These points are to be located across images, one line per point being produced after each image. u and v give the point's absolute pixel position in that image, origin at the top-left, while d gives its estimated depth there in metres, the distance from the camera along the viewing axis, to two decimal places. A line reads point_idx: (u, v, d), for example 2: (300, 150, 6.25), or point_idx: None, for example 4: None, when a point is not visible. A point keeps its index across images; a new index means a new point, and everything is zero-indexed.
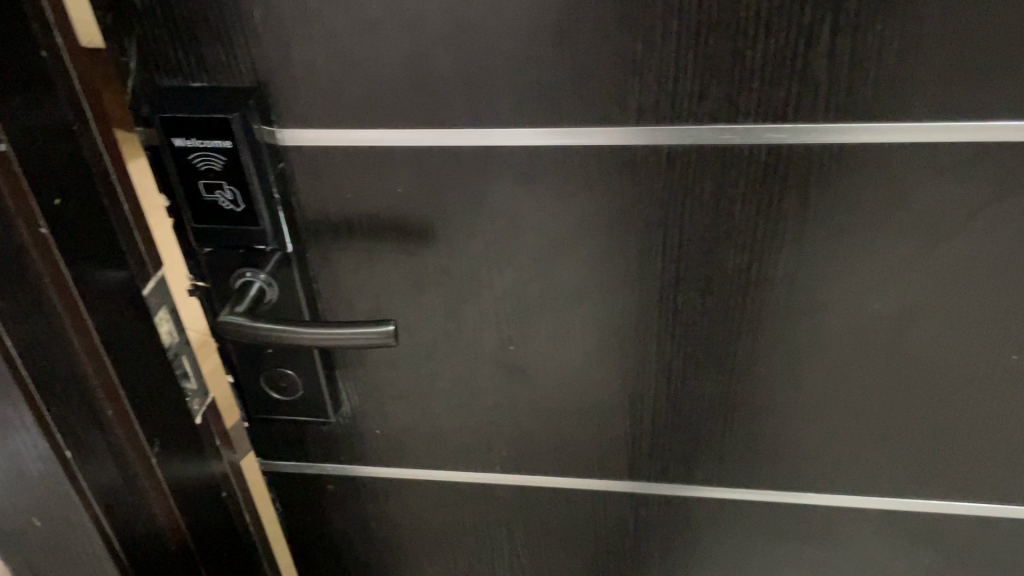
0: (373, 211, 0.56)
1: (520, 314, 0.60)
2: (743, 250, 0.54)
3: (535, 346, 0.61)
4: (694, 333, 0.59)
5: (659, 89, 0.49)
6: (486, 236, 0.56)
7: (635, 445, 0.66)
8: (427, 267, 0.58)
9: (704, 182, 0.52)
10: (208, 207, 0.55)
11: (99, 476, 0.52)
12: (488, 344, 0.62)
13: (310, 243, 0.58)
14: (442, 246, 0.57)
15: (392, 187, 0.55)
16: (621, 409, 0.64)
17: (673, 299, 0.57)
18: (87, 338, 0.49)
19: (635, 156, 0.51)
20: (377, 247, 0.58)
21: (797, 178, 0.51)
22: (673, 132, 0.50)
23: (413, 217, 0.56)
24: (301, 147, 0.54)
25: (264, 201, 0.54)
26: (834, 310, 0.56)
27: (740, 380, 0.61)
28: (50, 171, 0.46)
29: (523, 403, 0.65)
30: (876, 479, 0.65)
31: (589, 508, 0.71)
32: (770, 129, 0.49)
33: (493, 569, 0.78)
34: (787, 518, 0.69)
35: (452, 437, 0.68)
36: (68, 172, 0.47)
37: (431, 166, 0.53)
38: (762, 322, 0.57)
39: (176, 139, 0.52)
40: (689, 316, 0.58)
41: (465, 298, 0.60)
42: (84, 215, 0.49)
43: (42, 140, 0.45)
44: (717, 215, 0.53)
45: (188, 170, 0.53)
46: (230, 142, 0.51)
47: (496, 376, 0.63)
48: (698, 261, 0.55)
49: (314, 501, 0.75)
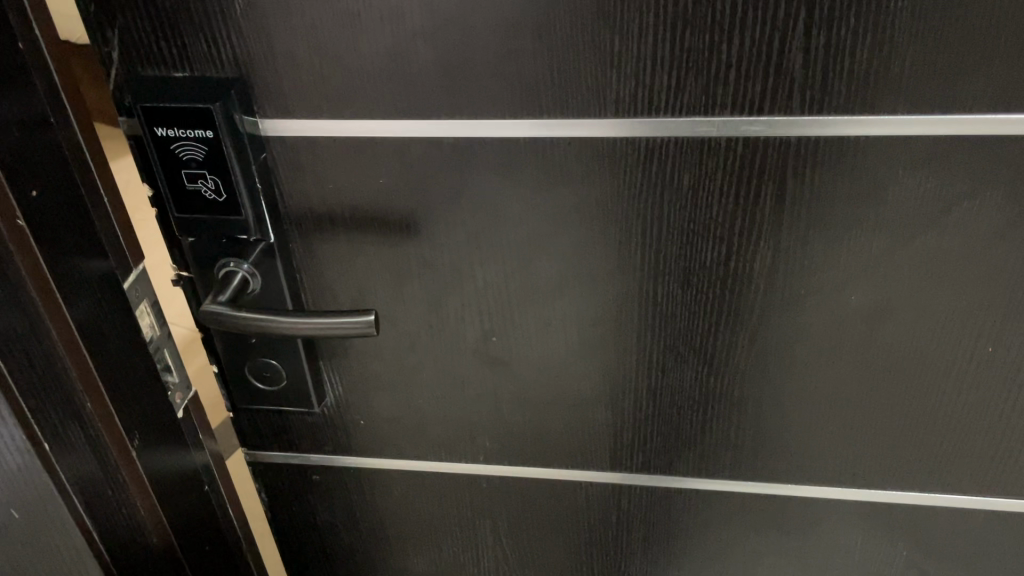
0: (355, 202, 0.56)
1: (502, 306, 0.60)
2: (722, 242, 0.54)
3: (517, 338, 0.62)
4: (674, 325, 0.59)
5: (637, 82, 0.49)
6: (468, 228, 0.56)
7: (617, 436, 0.66)
8: (409, 258, 0.59)
9: (682, 175, 0.52)
10: (190, 197, 0.55)
11: (77, 469, 0.53)
12: (470, 335, 0.62)
13: (292, 234, 0.59)
14: (423, 237, 0.57)
15: (373, 179, 0.55)
16: (604, 401, 0.64)
17: (653, 291, 0.57)
18: (66, 330, 0.50)
19: (614, 148, 0.51)
20: (359, 239, 0.58)
21: (775, 171, 0.51)
22: (650, 125, 0.50)
23: (394, 208, 0.56)
24: (282, 138, 0.54)
25: (246, 191, 0.54)
26: (812, 302, 0.56)
27: (720, 372, 0.61)
28: (27, 163, 0.46)
29: (505, 395, 0.65)
30: (857, 472, 0.65)
31: (573, 499, 0.71)
32: (747, 122, 0.49)
33: (478, 560, 0.78)
34: (768, 510, 0.69)
35: (436, 428, 0.68)
36: (46, 164, 0.47)
37: (412, 157, 0.54)
38: (742, 314, 0.58)
39: (157, 128, 0.52)
40: (668, 308, 0.58)
41: (447, 289, 0.60)
42: (62, 208, 0.49)
43: (19, 132, 0.45)
44: (696, 207, 0.53)
45: (170, 160, 0.53)
46: (211, 131, 0.51)
47: (479, 367, 0.64)
48: (678, 253, 0.55)
49: (300, 492, 0.75)
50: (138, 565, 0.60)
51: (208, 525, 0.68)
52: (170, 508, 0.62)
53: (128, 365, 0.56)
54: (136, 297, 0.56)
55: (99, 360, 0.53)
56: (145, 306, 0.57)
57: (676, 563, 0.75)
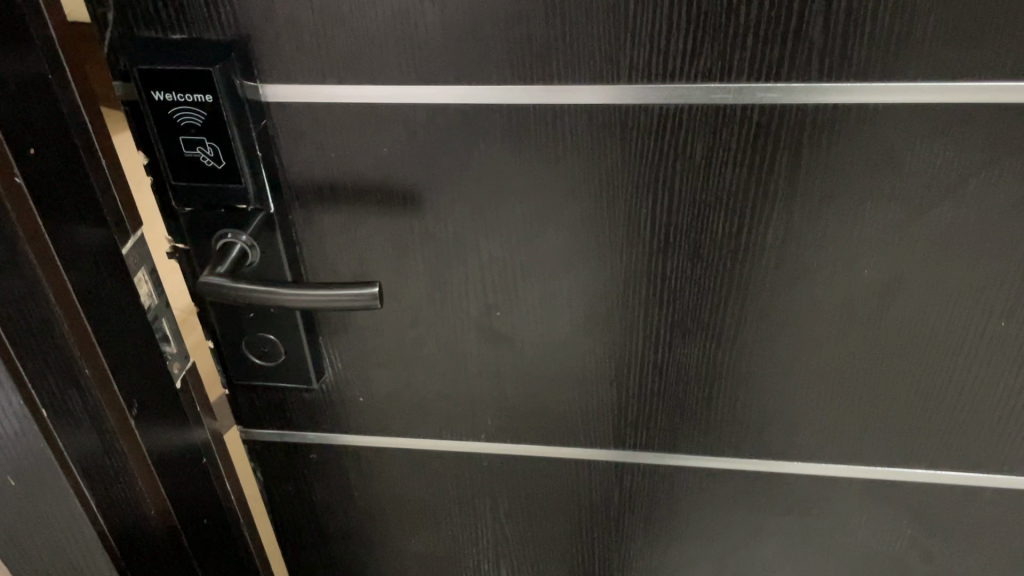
0: (357, 172, 0.55)
1: (506, 280, 0.59)
2: (733, 215, 0.54)
3: (522, 313, 0.61)
4: (682, 300, 0.58)
5: (651, 46, 0.48)
6: (473, 199, 0.55)
7: (620, 414, 0.65)
8: (412, 231, 0.57)
9: (695, 144, 0.51)
10: (188, 164, 0.53)
11: (78, 442, 0.52)
12: (474, 311, 0.61)
13: (292, 206, 0.57)
14: (428, 209, 0.56)
15: (377, 147, 0.54)
16: (608, 378, 0.63)
17: (661, 265, 0.56)
18: (64, 295, 0.48)
19: (626, 116, 0.50)
20: (361, 211, 0.57)
21: (789, 140, 0.50)
22: (664, 91, 0.49)
23: (398, 178, 0.55)
24: (283, 105, 0.52)
25: (245, 158, 0.53)
26: (823, 277, 0.56)
27: (728, 347, 0.60)
28: (25, 124, 0.44)
29: (508, 372, 0.64)
30: (863, 449, 0.65)
31: (574, 478, 0.70)
32: (762, 89, 0.48)
33: (477, 540, 0.77)
34: (772, 488, 0.69)
35: (436, 406, 0.67)
36: (45, 125, 0.46)
37: (418, 125, 0.52)
38: (751, 289, 0.57)
39: (155, 93, 0.50)
40: (677, 283, 0.57)
41: (450, 263, 0.59)
42: (62, 172, 0.48)
43: (16, 92, 0.44)
44: (707, 177, 0.52)
45: (168, 126, 0.52)
46: (211, 95, 0.50)
47: (482, 343, 0.63)
48: (688, 225, 0.54)
49: (297, 471, 0.74)
50: (138, 540, 0.59)
51: (206, 502, 0.67)
52: (169, 481, 0.61)
53: (127, 336, 0.55)
54: (135, 265, 0.55)
55: (98, 329, 0.51)
56: (144, 274, 0.56)
57: (677, 542, 0.74)
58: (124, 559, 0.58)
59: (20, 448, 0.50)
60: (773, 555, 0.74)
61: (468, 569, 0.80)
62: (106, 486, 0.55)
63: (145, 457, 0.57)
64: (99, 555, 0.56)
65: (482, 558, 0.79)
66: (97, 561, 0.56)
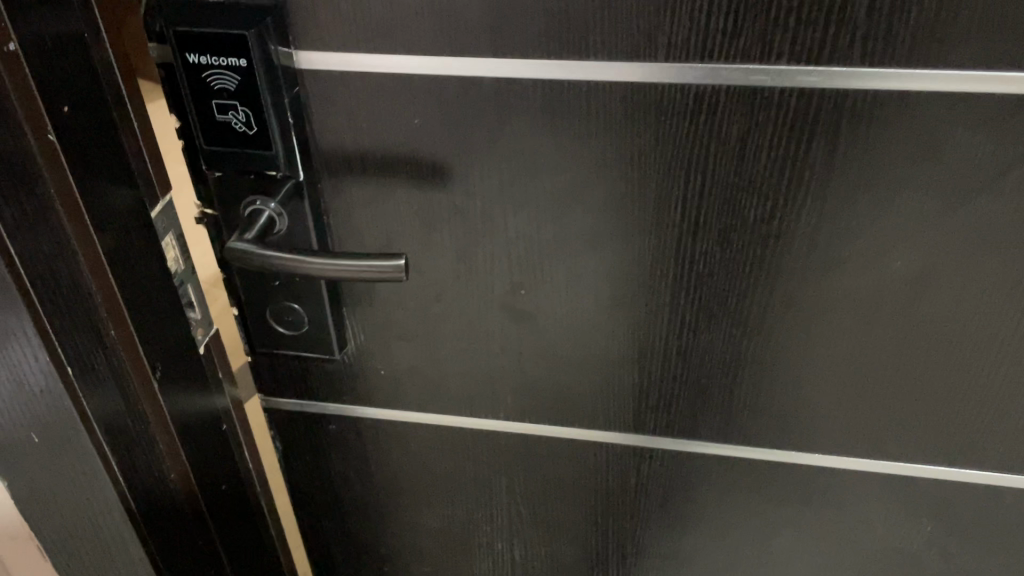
0: (388, 144, 0.55)
1: (533, 258, 0.59)
2: (765, 200, 0.53)
3: (547, 292, 0.60)
4: (709, 285, 0.58)
5: (691, 22, 0.47)
6: (502, 174, 0.55)
7: (641, 398, 0.65)
8: (441, 204, 0.57)
9: (731, 125, 0.50)
10: (220, 129, 0.53)
11: (100, 403, 0.52)
12: (499, 288, 0.61)
13: (322, 175, 0.57)
14: (456, 183, 0.56)
15: (409, 119, 0.53)
16: (631, 361, 0.63)
17: (691, 248, 0.56)
18: (92, 255, 0.49)
19: (662, 95, 0.50)
20: (390, 183, 0.56)
21: (827, 124, 0.49)
22: (702, 70, 0.48)
23: (429, 151, 0.55)
24: (316, 73, 0.52)
25: (277, 125, 0.53)
26: (854, 267, 0.55)
27: (753, 334, 0.60)
28: (58, 81, 0.44)
29: (530, 350, 0.64)
30: (886, 443, 0.64)
31: (592, 460, 0.70)
32: (803, 72, 0.48)
33: (492, 518, 0.77)
34: (791, 480, 0.68)
35: (456, 382, 0.67)
36: (78, 82, 0.46)
37: (450, 98, 0.52)
38: (780, 276, 0.56)
39: (190, 55, 0.50)
40: (705, 267, 0.57)
41: (477, 238, 0.58)
42: (94, 129, 0.48)
43: (50, 49, 0.44)
44: (741, 160, 0.52)
45: (201, 89, 0.52)
46: (245, 60, 0.50)
47: (505, 320, 0.62)
48: (719, 208, 0.54)
49: (316, 441, 0.74)
50: (157, 504, 0.59)
51: (225, 468, 0.68)
52: (188, 447, 0.61)
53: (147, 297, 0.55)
54: (163, 230, 0.56)
55: (125, 289, 0.52)
56: (170, 240, 0.57)
57: (692, 530, 0.74)
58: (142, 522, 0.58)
59: (46, 404, 0.50)
60: (789, 547, 0.74)
61: (481, 547, 0.80)
62: (127, 448, 0.55)
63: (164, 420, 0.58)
64: (119, 516, 0.56)
65: (497, 536, 0.79)
66: (116, 523, 0.57)
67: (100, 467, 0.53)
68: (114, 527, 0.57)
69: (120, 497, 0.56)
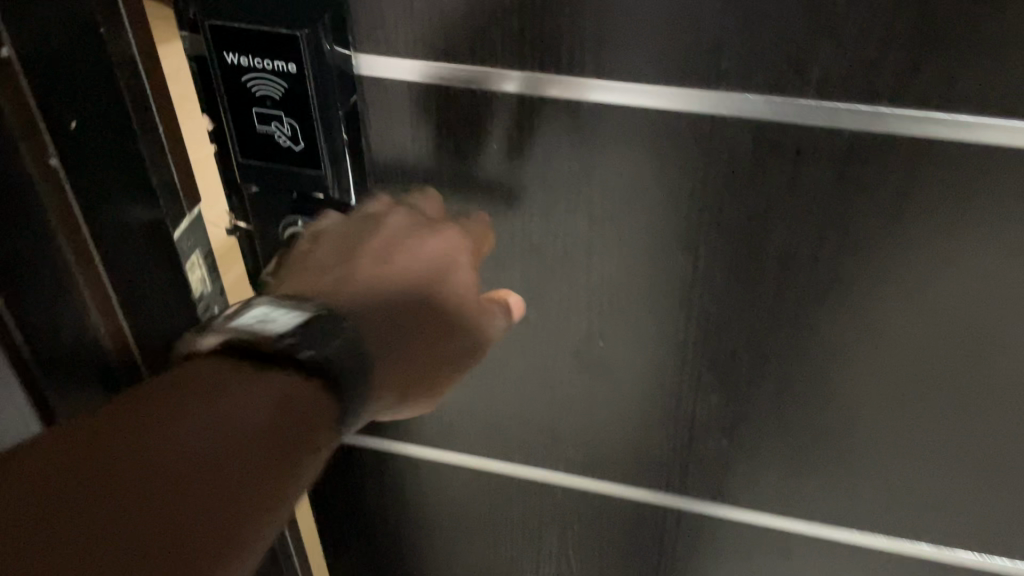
0: (459, 167, 0.46)
1: (616, 307, 0.50)
2: (911, 267, 0.44)
3: (628, 345, 0.52)
4: (824, 353, 0.49)
5: (852, 55, 0.37)
6: (591, 211, 0.46)
7: (724, 465, 0.56)
8: (514, 237, 0.48)
9: (882, 178, 0.41)
10: (260, 141, 0.45)
11: (327, 347, 0.38)
12: (572, 335, 0.52)
13: (377, 195, 0.49)
14: (535, 216, 0.47)
15: (487, 141, 0.44)
16: (717, 426, 0.54)
17: (808, 311, 0.47)
18: (98, 289, 0.44)
19: (801, 138, 0.40)
20: (457, 209, 0.48)
21: (1007, 187, 0.40)
22: (859, 114, 0.39)
23: (506, 179, 0.46)
24: (379, 81, 0.44)
25: (328, 142, 0.44)
26: (1008, 350, 0.46)
27: (868, 411, 0.51)
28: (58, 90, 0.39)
29: (600, 405, 0.55)
30: (1009, 544, 0.55)
31: (658, 525, 0.62)
32: (988, 124, 0.38)
33: (536, 567, 0.70)
34: (887, 567, 0.59)
35: (511, 428, 0.59)
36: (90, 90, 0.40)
37: (539, 122, 0.43)
38: (913, 351, 0.47)
39: (229, 54, 0.42)
40: (822, 333, 0.48)
41: (552, 279, 0.50)
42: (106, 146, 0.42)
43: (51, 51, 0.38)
44: (888, 219, 0.42)
45: (239, 94, 0.43)
46: (295, 65, 0.41)
47: (575, 370, 0.54)
48: (851, 270, 0.45)
49: (347, 474, 0.67)
50: None
51: None
52: (364, 336, 0.40)
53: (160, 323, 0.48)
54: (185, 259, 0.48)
55: None
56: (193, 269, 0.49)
57: None
58: (277, 365, 0.37)
59: (288, 304, 0.39)
60: None
61: None
62: (320, 367, 0.37)
63: (326, 391, 0.38)
64: (301, 352, 0.37)
65: None
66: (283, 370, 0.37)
67: (262, 307, 0.39)
68: (296, 363, 0.37)
69: (273, 338, 0.37)
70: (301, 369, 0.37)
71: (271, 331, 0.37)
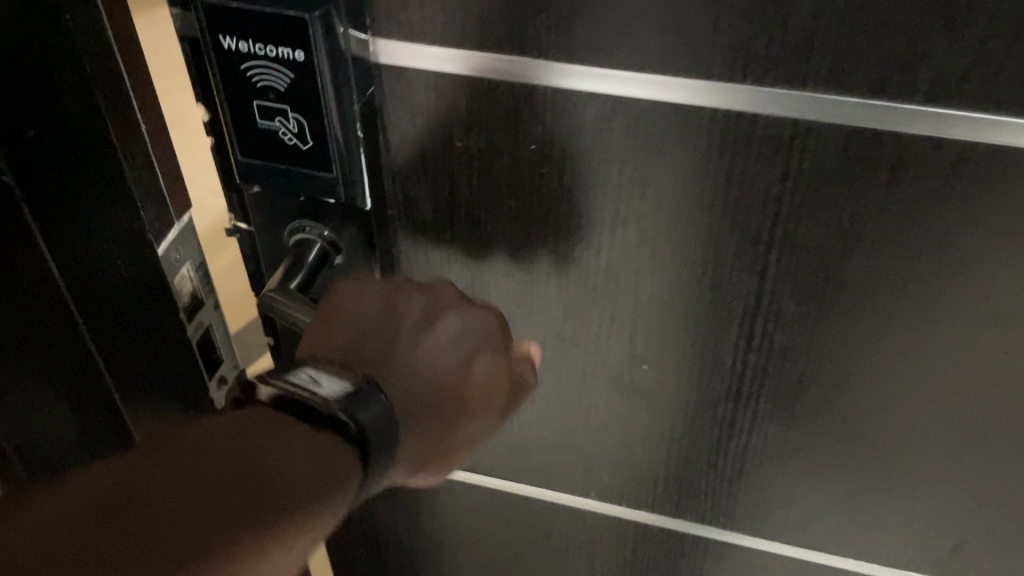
0: (492, 173, 0.40)
1: (665, 330, 0.44)
2: (1015, 297, 0.38)
3: (676, 371, 0.46)
4: (902, 388, 0.43)
5: (973, 53, 0.31)
6: (643, 225, 0.40)
7: (777, 499, 0.51)
8: (552, 251, 0.42)
9: (993, 198, 0.35)
10: (262, 138, 0.39)
11: (373, 410, 0.38)
12: (613, 358, 0.46)
13: (396, 200, 0.43)
14: (577, 229, 0.41)
15: (525, 141, 0.38)
16: (772, 460, 0.49)
17: (888, 342, 0.41)
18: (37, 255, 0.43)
19: (900, 148, 0.34)
20: (488, 219, 0.42)
21: None
22: (973, 122, 0.33)
23: (546, 187, 0.40)
24: (403, 73, 0.38)
25: (341, 140, 0.38)
26: None
27: (947, 450, 0.45)
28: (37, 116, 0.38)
29: (640, 433, 0.50)
30: None
31: (698, 556, 0.56)
32: None
33: None
34: None
35: (540, 452, 0.53)
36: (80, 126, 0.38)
37: (587, 124, 0.37)
38: (1008, 389, 0.41)
39: (226, 39, 0.36)
40: (900, 367, 0.42)
41: (593, 297, 0.44)
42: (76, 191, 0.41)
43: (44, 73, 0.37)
44: (994, 244, 0.36)
45: (238, 84, 0.37)
46: (304, 53, 0.36)
47: (614, 395, 0.48)
48: (944, 300, 0.39)
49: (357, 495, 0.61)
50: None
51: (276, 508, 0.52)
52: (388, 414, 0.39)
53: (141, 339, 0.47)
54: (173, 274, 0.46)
55: None
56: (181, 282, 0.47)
57: None
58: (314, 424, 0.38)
59: (331, 369, 0.39)
60: None
61: None
62: (350, 424, 0.37)
63: (353, 453, 0.38)
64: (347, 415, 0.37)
65: None
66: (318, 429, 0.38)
67: (309, 370, 0.39)
68: (337, 423, 0.37)
69: (321, 399, 0.37)
70: (337, 428, 0.37)
71: (320, 395, 0.38)
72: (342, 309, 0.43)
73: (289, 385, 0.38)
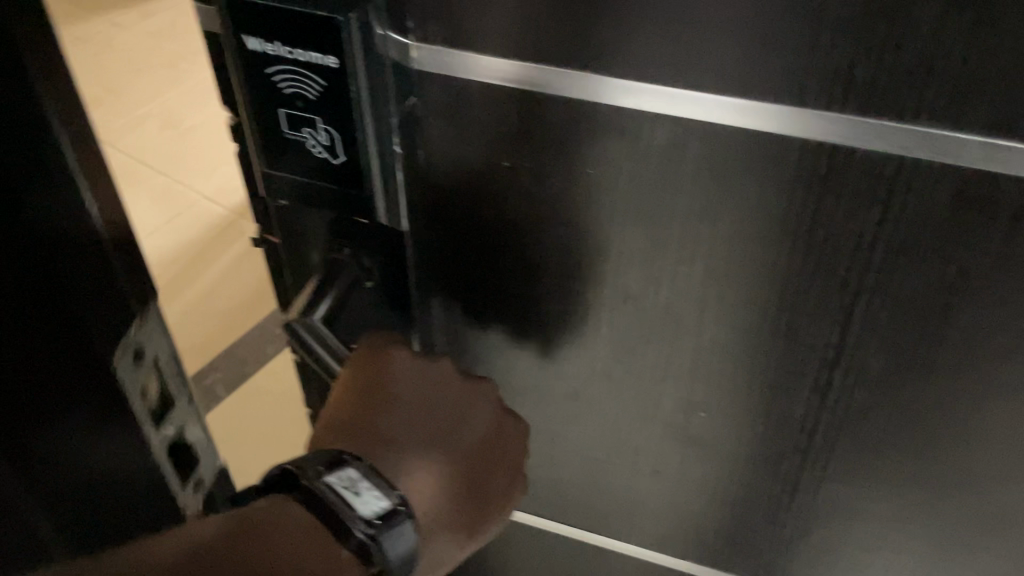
0: (542, 199, 0.36)
1: (727, 379, 0.39)
2: None
3: (736, 422, 0.41)
4: (995, 464, 0.38)
5: None
6: (710, 265, 0.35)
7: (841, 563, 0.46)
8: (604, 286, 0.38)
9: None
10: (289, 149, 0.35)
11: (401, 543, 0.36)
12: (666, 404, 0.42)
13: (435, 221, 0.39)
14: (634, 265, 0.37)
15: (581, 166, 0.34)
16: (838, 525, 0.44)
17: (985, 414, 0.36)
18: None
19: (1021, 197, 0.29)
20: (535, 248, 0.38)
21: None
22: None
23: (602, 217, 0.36)
24: (449, 84, 0.33)
25: (376, 151, 0.35)
26: None
27: None
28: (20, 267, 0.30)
29: (691, 483, 0.45)
30: None
31: None
32: None
33: None
34: None
35: (579, 492, 0.49)
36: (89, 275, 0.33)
37: (654, 151, 0.33)
38: None
39: (251, 40, 0.32)
40: (996, 442, 0.37)
41: (648, 339, 0.39)
42: (89, 352, 0.34)
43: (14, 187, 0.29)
44: None
45: (263, 91, 0.34)
46: (338, 59, 0.32)
47: (665, 442, 0.44)
48: None
49: None
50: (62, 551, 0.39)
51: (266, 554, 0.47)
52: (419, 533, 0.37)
53: (159, 489, 0.40)
54: (130, 386, 0.37)
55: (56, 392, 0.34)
56: (138, 358, 0.37)
57: None
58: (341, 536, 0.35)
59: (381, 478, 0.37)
60: None
61: None
62: (375, 557, 0.35)
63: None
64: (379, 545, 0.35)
65: None
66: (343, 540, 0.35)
67: (356, 475, 0.37)
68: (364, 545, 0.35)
69: (356, 521, 0.35)
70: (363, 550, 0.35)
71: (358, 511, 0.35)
72: (389, 375, 0.42)
73: (331, 486, 0.35)
